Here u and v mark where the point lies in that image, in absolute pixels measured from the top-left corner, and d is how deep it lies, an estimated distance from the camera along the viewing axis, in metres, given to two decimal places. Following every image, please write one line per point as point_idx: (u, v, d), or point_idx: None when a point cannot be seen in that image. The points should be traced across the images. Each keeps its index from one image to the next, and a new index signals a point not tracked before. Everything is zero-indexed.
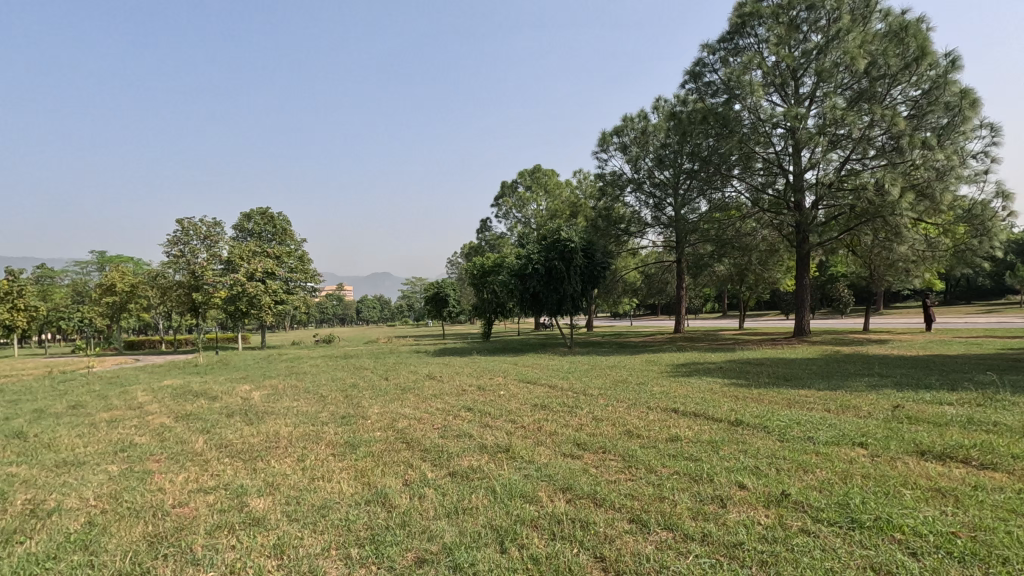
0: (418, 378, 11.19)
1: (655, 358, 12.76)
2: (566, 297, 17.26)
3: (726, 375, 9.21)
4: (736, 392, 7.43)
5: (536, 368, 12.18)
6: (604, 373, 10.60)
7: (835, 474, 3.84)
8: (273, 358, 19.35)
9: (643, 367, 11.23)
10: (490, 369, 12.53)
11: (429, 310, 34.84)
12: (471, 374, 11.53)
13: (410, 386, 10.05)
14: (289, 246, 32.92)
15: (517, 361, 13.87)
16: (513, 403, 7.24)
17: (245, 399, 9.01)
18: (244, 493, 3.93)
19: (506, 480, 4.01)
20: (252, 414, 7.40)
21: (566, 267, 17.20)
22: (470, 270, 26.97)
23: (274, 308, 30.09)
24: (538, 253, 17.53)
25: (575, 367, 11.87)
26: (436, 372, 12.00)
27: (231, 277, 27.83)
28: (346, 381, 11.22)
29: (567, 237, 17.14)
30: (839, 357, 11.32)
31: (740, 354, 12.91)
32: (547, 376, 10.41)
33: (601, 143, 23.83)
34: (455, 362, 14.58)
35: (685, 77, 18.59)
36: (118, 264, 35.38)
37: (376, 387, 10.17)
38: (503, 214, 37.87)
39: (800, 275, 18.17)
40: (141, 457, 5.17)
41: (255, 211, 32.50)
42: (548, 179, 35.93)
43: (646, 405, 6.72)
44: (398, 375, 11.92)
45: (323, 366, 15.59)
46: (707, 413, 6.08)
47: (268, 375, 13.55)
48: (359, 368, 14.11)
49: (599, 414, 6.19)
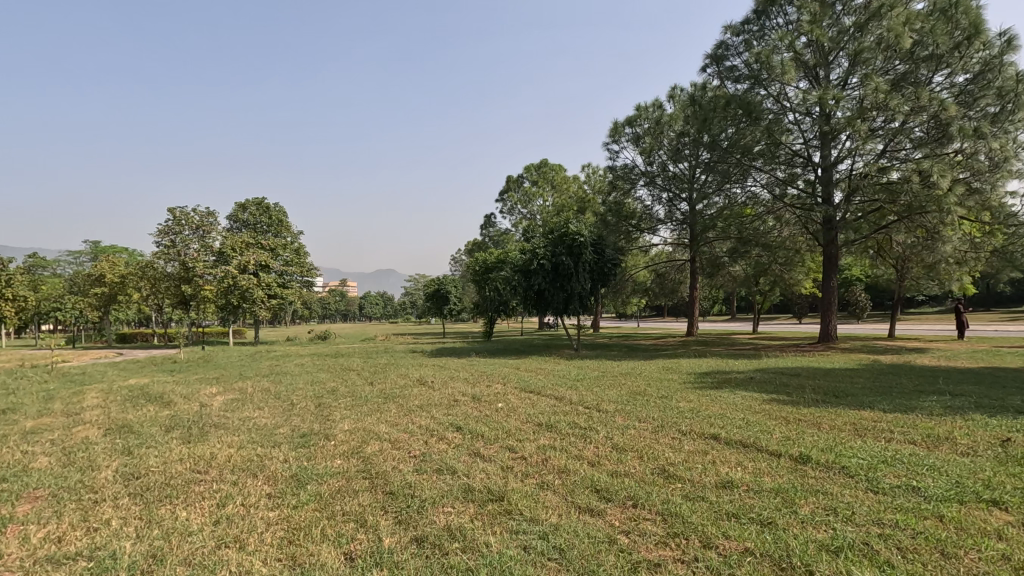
0: (407, 383, 9.92)
1: (672, 364, 11.45)
2: (573, 296, 15.96)
3: (761, 388, 7.92)
4: (783, 411, 6.14)
5: (541, 374, 10.90)
6: (619, 382, 9.30)
7: (994, 565, 2.53)
8: (259, 356, 18.13)
9: (661, 376, 9.93)
10: (489, 373, 11.23)
11: (429, 307, 33.68)
12: (467, 379, 10.24)
13: (395, 393, 8.77)
14: (285, 238, 31.74)
15: (519, 364, 12.60)
16: (511, 421, 5.95)
17: (203, 406, 7.77)
18: (109, 570, 2.66)
19: (496, 555, 2.74)
20: (197, 427, 6.15)
21: (574, 263, 15.88)
22: (472, 266, 25.70)
23: (267, 302, 28.95)
24: (544, 247, 16.26)
25: (584, 374, 10.57)
26: (428, 377, 10.73)
27: (222, 270, 26.70)
28: (326, 386, 9.97)
29: (575, 230, 15.83)
30: (883, 368, 9.99)
31: (768, 362, 11.60)
32: (553, 384, 9.12)
33: (612, 134, 22.56)
34: (451, 364, 13.32)
35: (706, 61, 17.32)
36: (110, 254, 34.24)
37: (356, 393, 8.90)
38: (508, 209, 36.57)
39: (827, 276, 16.76)
40: (14, 495, 3.89)
41: (250, 201, 31.31)
42: (555, 174, 34.59)
43: (677, 429, 5.41)
44: (385, 379, 10.66)
45: (309, 366, 14.40)
46: (757, 443, 4.79)
47: (245, 376, 12.27)
48: (347, 370, 12.89)
49: (620, 441, 4.89)
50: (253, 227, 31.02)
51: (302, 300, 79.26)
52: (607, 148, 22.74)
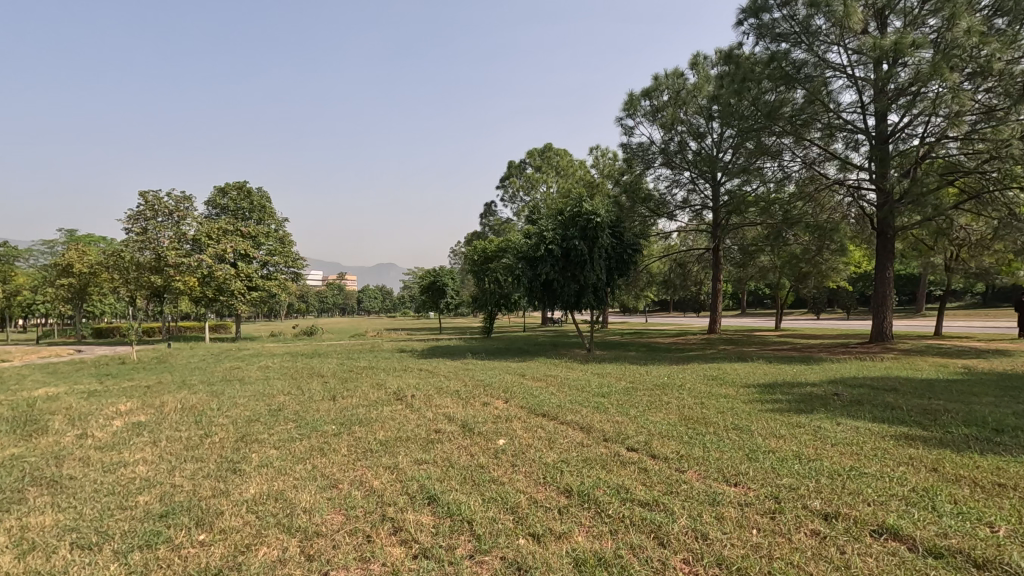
0: (379, 399, 7.59)
1: (719, 372, 9.15)
2: (587, 288, 13.69)
3: (870, 412, 5.61)
4: (956, 466, 3.83)
5: (554, 384, 8.58)
6: (660, 399, 6.98)
7: None
8: (225, 356, 15.91)
9: (713, 389, 7.59)
10: (487, 382, 8.94)
11: (424, 300, 31.49)
12: (458, 393, 7.92)
13: (359, 416, 6.44)
14: (269, 226, 29.26)
15: (525, 370, 10.27)
16: (523, 487, 3.65)
17: (75, 439, 5.42)
18: None
19: None
20: (12, 490, 3.79)
21: (588, 249, 13.53)
22: (470, 255, 23.45)
23: (247, 295, 26.68)
24: (553, 229, 13.92)
25: (609, 386, 8.27)
26: (410, 388, 8.44)
27: (197, 259, 24.41)
28: (273, 401, 7.64)
29: (590, 210, 13.46)
30: (1000, 381, 7.65)
31: (838, 369, 9.31)
32: (573, 403, 6.78)
33: (627, 108, 20.24)
34: (441, 370, 11.05)
35: (743, 13, 14.97)
36: (83, 242, 31.86)
37: (306, 415, 6.57)
38: (509, 197, 34.29)
39: (883, 264, 14.38)
40: None
41: (231, 184, 28.62)
42: (560, 159, 32.27)
43: (815, 512, 3.12)
44: (354, 392, 8.31)
45: (274, 370, 12.15)
46: (998, 559, 2.48)
47: (186, 384, 9.95)
48: (314, 376, 10.61)
49: (736, 555, 2.58)
50: (233, 213, 28.46)
51: (297, 293, 76.79)
52: (619, 122, 20.43)
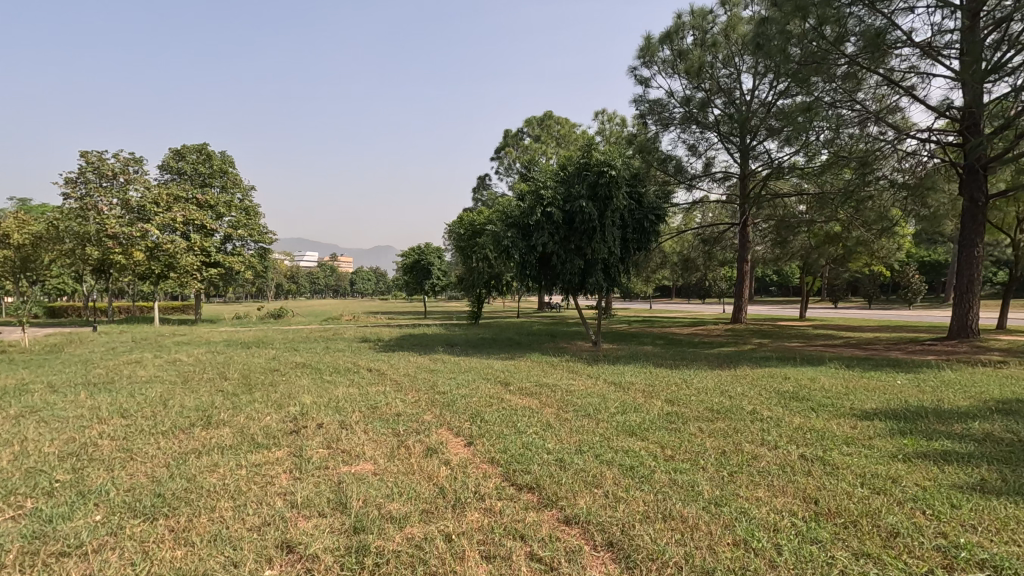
0: (259, 434, 4.53)
1: (799, 389, 6.15)
2: (595, 264, 10.64)
3: None
4: None
5: (552, 405, 5.53)
6: (740, 446, 3.99)
7: None
8: (144, 343, 12.84)
9: (814, 424, 4.61)
10: (451, 398, 5.93)
11: (407, 280, 28.55)
12: (397, 421, 4.93)
13: (186, 480, 3.41)
14: (233, 195, 25.93)
15: (510, 376, 7.31)
16: None
17: None
18: None
19: None
20: None
21: (598, 212, 10.49)
22: (458, 229, 20.43)
23: (205, 272, 23.38)
24: (554, 187, 10.84)
25: (637, 409, 5.28)
26: (329, 408, 5.45)
27: (141, 229, 21.24)
28: (80, 434, 4.55)
29: (603, 159, 10.39)
30: None
31: (966, 384, 6.36)
32: (588, 456, 3.78)
33: (643, 54, 16.97)
34: (397, 372, 8.01)
35: None
36: (28, 210, 28.41)
37: (95, 475, 3.53)
38: (505, 169, 31.19)
39: (972, 241, 11.45)
40: None
41: (188, 146, 25.23)
42: (561, 126, 29.13)
43: None
44: (234, 415, 5.23)
45: (178, 365, 9.09)
46: None
47: (16, 390, 6.84)
48: (215, 379, 7.52)
49: None
50: (191, 179, 24.92)
51: (283, 272, 73.81)
52: (633, 74, 17.20)
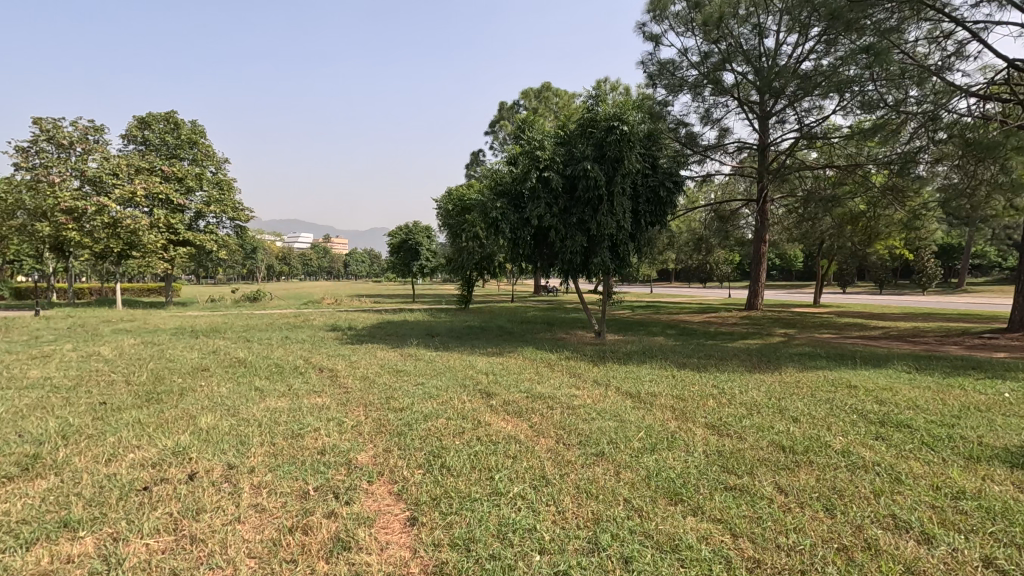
0: (84, 497, 2.83)
1: (885, 408, 4.50)
2: (602, 241, 8.94)
3: None
4: None
5: (548, 434, 3.87)
6: (874, 539, 2.33)
7: None
8: (78, 331, 11.06)
9: (958, 480, 2.97)
10: (408, 419, 4.27)
11: (395, 262, 26.86)
12: (316, 466, 3.27)
13: None
14: (204, 167, 24.01)
15: (494, 383, 5.63)
16: None
17: None
18: None
19: None
20: None
21: (607, 176, 8.77)
22: (447, 205, 18.67)
23: (172, 251, 21.57)
24: (554, 147, 9.08)
25: (676, 443, 3.65)
26: (226, 439, 3.77)
27: (97, 202, 19.36)
28: None
29: (613, 111, 8.62)
30: None
31: None
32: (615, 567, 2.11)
33: (653, 8, 15.04)
34: (351, 374, 6.33)
35: None
36: None
37: None
38: (499, 144, 29.36)
39: None
40: None
41: (155, 114, 23.19)
42: (559, 98, 27.21)
43: None
44: (80, 453, 3.53)
45: (89, 362, 7.37)
46: None
47: None
48: (114, 386, 5.78)
49: None
50: (157, 150, 22.98)
51: (273, 253, 72.06)
52: (641, 31, 15.32)
